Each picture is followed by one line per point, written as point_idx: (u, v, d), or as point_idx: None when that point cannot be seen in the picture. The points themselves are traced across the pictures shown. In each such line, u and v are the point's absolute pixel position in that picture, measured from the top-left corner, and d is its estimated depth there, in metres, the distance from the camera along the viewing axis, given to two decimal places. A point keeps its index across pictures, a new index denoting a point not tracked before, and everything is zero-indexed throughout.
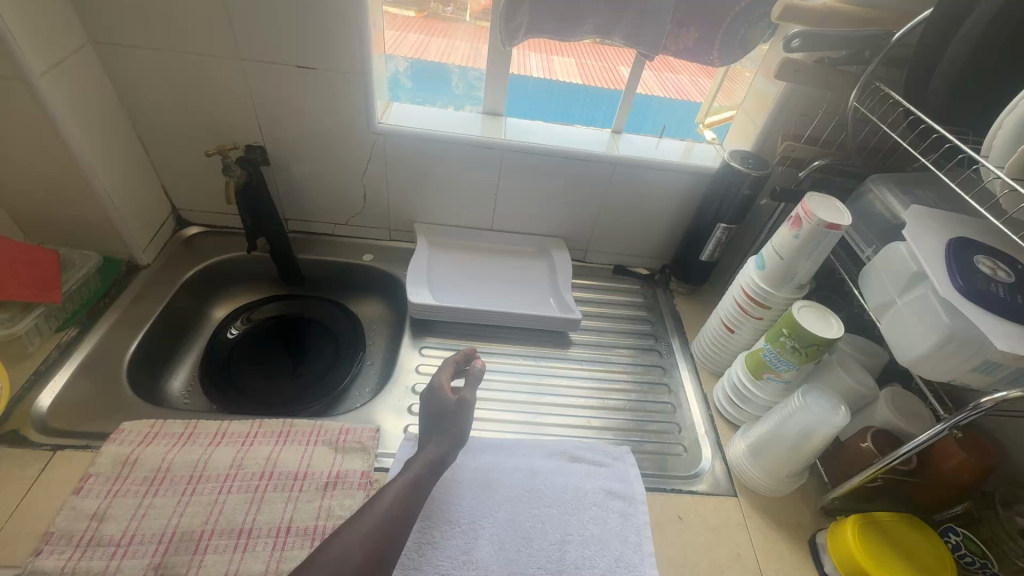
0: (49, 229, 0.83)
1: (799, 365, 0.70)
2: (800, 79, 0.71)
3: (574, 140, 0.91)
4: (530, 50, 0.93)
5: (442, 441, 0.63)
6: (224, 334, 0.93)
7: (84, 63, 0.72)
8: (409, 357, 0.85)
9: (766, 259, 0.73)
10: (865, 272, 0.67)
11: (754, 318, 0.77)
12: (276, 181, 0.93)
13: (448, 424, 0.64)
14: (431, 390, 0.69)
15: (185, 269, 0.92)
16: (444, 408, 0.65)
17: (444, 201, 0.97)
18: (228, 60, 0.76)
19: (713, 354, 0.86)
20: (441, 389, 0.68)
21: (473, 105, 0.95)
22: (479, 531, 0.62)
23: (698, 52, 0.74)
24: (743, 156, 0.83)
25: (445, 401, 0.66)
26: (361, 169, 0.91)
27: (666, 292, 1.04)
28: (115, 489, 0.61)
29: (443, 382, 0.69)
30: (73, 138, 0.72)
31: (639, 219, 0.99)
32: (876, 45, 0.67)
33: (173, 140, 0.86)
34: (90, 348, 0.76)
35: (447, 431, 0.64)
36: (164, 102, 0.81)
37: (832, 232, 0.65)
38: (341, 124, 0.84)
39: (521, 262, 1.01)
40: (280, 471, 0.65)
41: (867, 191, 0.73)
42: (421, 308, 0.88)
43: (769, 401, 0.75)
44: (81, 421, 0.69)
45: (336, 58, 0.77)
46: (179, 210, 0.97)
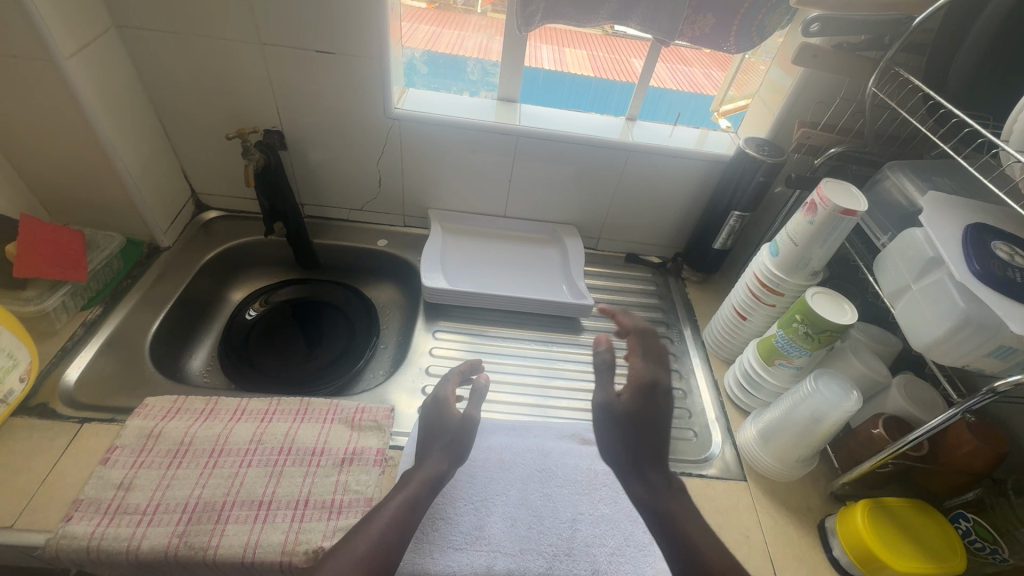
0: (73, 211, 0.85)
1: (811, 351, 0.70)
2: (818, 64, 0.70)
3: (588, 127, 0.91)
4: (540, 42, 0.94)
5: (444, 457, 0.63)
6: (242, 316, 0.96)
7: (108, 47, 0.74)
8: (422, 340, 0.87)
9: (780, 246, 0.73)
10: (880, 259, 0.66)
11: (766, 305, 0.77)
12: (292, 165, 0.94)
13: (450, 434, 0.66)
14: (435, 400, 0.71)
15: (204, 251, 0.94)
16: (449, 421, 0.67)
17: (458, 188, 0.97)
18: (247, 44, 0.77)
19: (725, 341, 0.87)
20: (445, 401, 0.70)
21: (489, 92, 0.96)
22: (492, 509, 0.64)
23: (714, 37, 0.73)
24: (759, 143, 0.83)
25: (449, 415, 0.68)
26: (376, 154, 0.92)
27: (678, 280, 1.04)
28: (140, 461, 0.63)
29: (445, 392, 0.71)
30: (98, 120, 0.73)
31: (652, 207, 0.99)
32: (896, 30, 0.67)
33: (193, 124, 0.87)
34: (113, 326, 0.78)
35: (452, 444, 0.65)
36: (185, 85, 0.82)
37: (848, 219, 0.64)
38: (357, 109, 0.85)
39: (533, 249, 1.02)
40: (298, 447, 0.67)
41: (884, 178, 0.73)
42: (435, 292, 0.89)
43: (781, 387, 0.75)
44: (107, 395, 0.71)
45: (353, 42, 0.77)
46: (198, 194, 0.98)
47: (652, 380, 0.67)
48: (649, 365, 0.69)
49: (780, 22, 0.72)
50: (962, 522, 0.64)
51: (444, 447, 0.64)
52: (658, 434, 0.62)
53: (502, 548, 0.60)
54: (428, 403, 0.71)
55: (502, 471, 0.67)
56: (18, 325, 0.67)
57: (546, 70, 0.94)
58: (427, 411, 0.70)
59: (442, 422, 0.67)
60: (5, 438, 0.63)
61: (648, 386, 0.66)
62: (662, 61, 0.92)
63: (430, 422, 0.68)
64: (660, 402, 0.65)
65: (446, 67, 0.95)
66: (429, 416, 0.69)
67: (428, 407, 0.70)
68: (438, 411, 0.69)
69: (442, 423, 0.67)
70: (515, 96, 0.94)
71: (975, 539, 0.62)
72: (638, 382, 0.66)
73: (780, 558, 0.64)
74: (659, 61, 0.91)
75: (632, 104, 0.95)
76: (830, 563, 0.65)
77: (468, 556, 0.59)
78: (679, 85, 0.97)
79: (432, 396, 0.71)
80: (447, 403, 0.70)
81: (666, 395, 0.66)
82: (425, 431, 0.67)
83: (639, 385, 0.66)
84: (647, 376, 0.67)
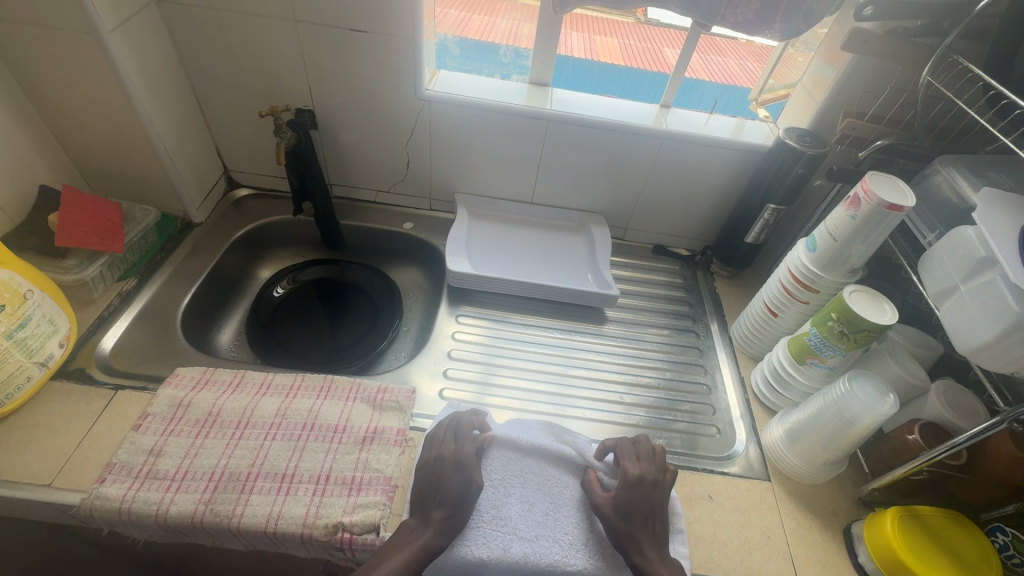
0: (112, 185, 0.87)
1: (846, 351, 0.67)
2: (869, 50, 0.67)
3: (622, 114, 0.89)
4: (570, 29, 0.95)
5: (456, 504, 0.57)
6: (270, 293, 0.97)
7: (149, 22, 0.75)
8: (445, 324, 0.87)
9: (819, 240, 0.70)
10: (925, 258, 0.63)
11: (799, 302, 0.75)
12: (322, 146, 0.95)
13: (464, 505, 0.58)
14: (453, 458, 0.61)
15: (234, 229, 0.96)
16: (470, 486, 0.60)
17: (486, 172, 0.96)
18: (282, 21, 0.78)
19: (753, 338, 0.84)
20: (468, 463, 0.61)
21: (520, 75, 0.93)
22: (509, 486, 0.62)
23: (757, 23, 0.72)
24: (799, 134, 0.80)
25: (471, 478, 0.60)
26: (406, 136, 0.91)
27: (706, 274, 1.01)
28: (171, 428, 0.65)
29: (463, 451, 0.62)
30: (137, 94, 0.75)
31: (684, 197, 0.96)
32: (956, 15, 0.62)
33: (227, 101, 0.88)
34: (148, 298, 0.81)
35: (464, 512, 0.58)
36: (221, 63, 0.83)
37: (892, 214, 0.62)
38: (389, 89, 0.85)
39: (559, 237, 1.01)
40: (321, 423, 0.68)
41: (934, 173, 0.69)
42: (459, 276, 0.89)
43: (810, 387, 0.73)
44: (139, 365, 0.73)
45: (386, 20, 0.77)
46: (230, 171, 1.00)
47: (642, 477, 0.61)
48: (641, 462, 0.62)
49: (830, 7, 0.72)
50: (999, 536, 0.60)
51: (450, 517, 0.57)
52: (646, 523, 0.58)
53: (517, 530, 0.59)
54: (443, 460, 0.61)
55: (519, 444, 0.65)
56: (57, 292, 0.69)
57: (577, 59, 0.92)
58: (441, 469, 0.60)
59: (462, 486, 0.59)
60: (44, 399, 0.66)
61: (634, 480, 0.60)
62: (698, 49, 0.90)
63: (448, 482, 0.59)
64: (651, 495, 0.60)
65: (478, 48, 0.93)
66: (449, 478, 0.60)
67: (442, 462, 0.61)
68: (456, 472, 0.60)
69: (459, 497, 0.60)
70: (546, 80, 0.92)
71: (1012, 554, 0.59)
72: (624, 477, 0.60)
73: (802, 561, 0.63)
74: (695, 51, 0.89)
75: (666, 91, 0.92)
76: (855, 568, 0.63)
77: (487, 540, 0.58)
78: (713, 76, 0.94)
79: (448, 452, 0.62)
80: (471, 466, 0.61)
81: (656, 486, 0.61)
82: (431, 494, 0.60)
83: (627, 479, 0.60)
84: (636, 470, 0.61)
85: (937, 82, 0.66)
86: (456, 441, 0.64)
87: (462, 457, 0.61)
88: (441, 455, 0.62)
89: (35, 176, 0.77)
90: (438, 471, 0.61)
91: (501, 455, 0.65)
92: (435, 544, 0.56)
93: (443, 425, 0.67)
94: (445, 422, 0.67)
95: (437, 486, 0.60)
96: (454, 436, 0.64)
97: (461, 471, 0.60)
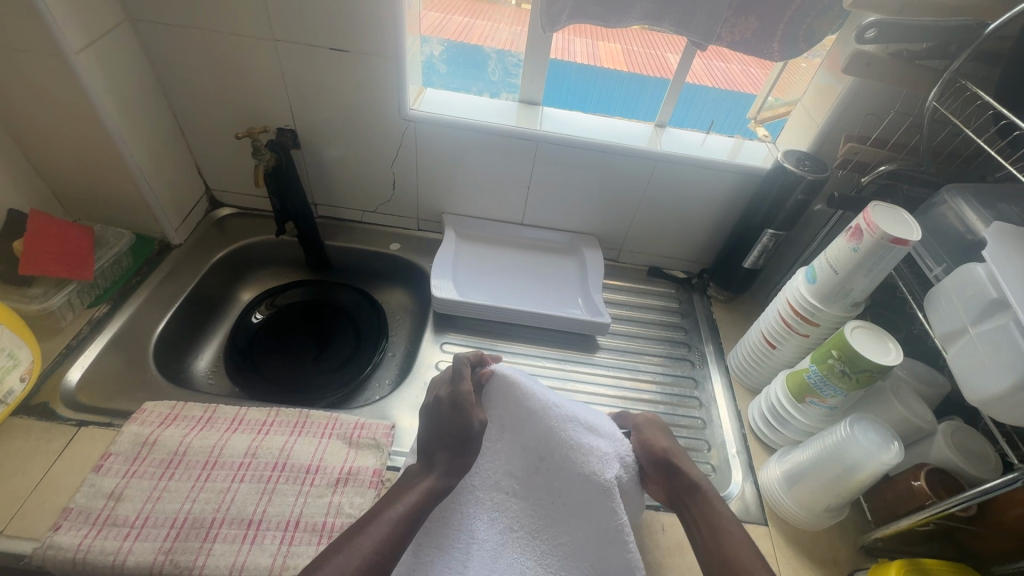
0: (87, 206, 0.84)
1: (847, 391, 0.64)
2: (872, 74, 0.63)
3: (615, 134, 0.85)
4: (573, 34, 0.83)
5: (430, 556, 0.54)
6: (247, 320, 0.92)
7: (122, 41, 0.73)
8: (429, 352, 0.83)
9: (818, 272, 0.67)
10: (932, 293, 0.59)
11: (798, 334, 0.71)
12: (306, 166, 0.92)
13: (467, 450, 0.58)
14: (451, 400, 0.60)
15: (215, 251, 0.93)
16: (470, 425, 0.58)
17: (475, 193, 0.93)
18: (261, 40, 0.75)
19: (750, 369, 0.80)
20: (469, 402, 0.59)
21: (510, 94, 0.90)
22: (506, 429, 0.61)
23: (756, 43, 0.71)
24: (799, 157, 0.77)
25: (470, 418, 0.59)
26: (391, 156, 0.89)
27: (702, 298, 0.98)
28: (133, 470, 0.61)
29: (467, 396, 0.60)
30: (107, 115, 0.72)
31: (680, 219, 0.93)
32: (964, 38, 0.58)
33: (207, 121, 0.86)
34: (119, 325, 0.77)
35: (466, 455, 0.57)
36: (200, 82, 0.81)
37: (896, 248, 0.58)
38: (373, 108, 0.82)
39: (550, 259, 0.97)
40: (293, 463, 0.64)
41: (940, 202, 0.66)
42: (445, 302, 0.85)
43: (810, 427, 0.69)
44: (106, 399, 0.70)
45: (368, 40, 0.74)
46: (212, 190, 0.97)
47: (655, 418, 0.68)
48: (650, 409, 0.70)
49: (832, 26, 0.69)
50: None
51: (453, 458, 0.57)
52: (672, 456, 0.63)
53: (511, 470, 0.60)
54: (441, 402, 0.60)
55: (518, 388, 0.62)
56: (20, 323, 0.67)
57: (581, 63, 0.85)
58: (439, 411, 0.59)
59: (461, 427, 0.58)
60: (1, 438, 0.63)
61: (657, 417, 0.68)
62: (700, 56, 0.82)
63: (445, 423, 0.58)
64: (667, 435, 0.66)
65: (465, 55, 0.87)
66: (447, 420, 0.58)
67: (441, 405, 0.59)
68: (453, 414, 0.58)
69: (434, 546, 0.56)
70: (537, 98, 0.88)
71: None
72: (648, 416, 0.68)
73: None
74: (699, 57, 0.82)
75: (662, 109, 0.88)
76: None
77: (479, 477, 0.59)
78: (716, 82, 0.87)
79: (446, 395, 0.60)
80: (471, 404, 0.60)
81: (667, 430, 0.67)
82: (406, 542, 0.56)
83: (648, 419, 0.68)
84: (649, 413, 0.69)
85: (943, 109, 0.63)
86: (454, 382, 0.62)
87: (459, 398, 0.59)
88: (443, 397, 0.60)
89: (2, 200, 0.74)
90: (442, 411, 0.59)
91: (500, 397, 0.62)
92: (441, 486, 0.55)
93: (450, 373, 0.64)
94: (448, 367, 0.66)
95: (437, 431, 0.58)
96: (456, 377, 0.62)
97: (458, 412, 0.58)
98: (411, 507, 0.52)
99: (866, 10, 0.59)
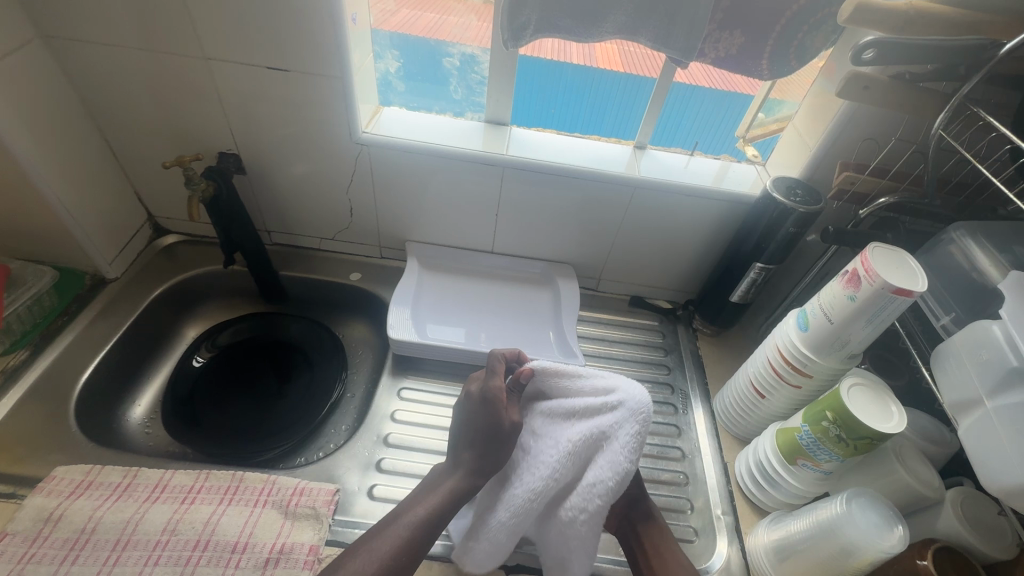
0: (8, 239, 0.77)
1: (844, 457, 0.56)
2: (869, 98, 0.56)
3: (589, 158, 0.78)
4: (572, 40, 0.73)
5: None
6: (188, 364, 0.84)
7: (32, 62, 0.65)
8: (385, 399, 0.76)
9: (811, 319, 0.59)
10: (939, 352, 0.52)
11: (789, 385, 0.64)
12: (254, 192, 0.84)
13: (497, 447, 0.59)
14: (481, 396, 0.61)
15: (156, 284, 0.85)
16: (500, 424, 0.59)
17: (440, 220, 0.86)
18: (191, 58, 0.68)
19: (738, 417, 0.73)
20: (499, 401, 0.60)
21: (475, 113, 0.82)
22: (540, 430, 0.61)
23: (741, 60, 0.64)
24: (789, 185, 0.69)
25: (498, 417, 0.60)
26: (346, 181, 0.81)
27: (688, 330, 0.91)
28: (31, 553, 0.54)
29: (498, 391, 0.61)
30: (15, 144, 0.64)
31: (662, 247, 0.86)
32: (975, 59, 0.51)
33: (142, 145, 0.78)
34: (37, 375, 0.70)
35: (493, 453, 0.59)
36: (129, 103, 0.73)
37: (900, 299, 0.51)
38: (322, 131, 0.75)
39: (522, 291, 0.90)
40: (218, 540, 0.57)
41: (948, 241, 0.59)
42: (403, 344, 0.77)
43: (803, 491, 0.62)
44: (12, 463, 0.62)
45: (310, 58, 0.67)
46: (156, 217, 0.90)
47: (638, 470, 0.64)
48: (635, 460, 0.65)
49: (825, 44, 0.62)
50: None
51: (480, 457, 0.59)
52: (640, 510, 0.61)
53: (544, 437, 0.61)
54: (473, 397, 0.62)
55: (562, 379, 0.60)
56: None
57: (577, 65, 0.74)
58: (470, 407, 0.61)
59: (491, 424, 0.59)
60: None
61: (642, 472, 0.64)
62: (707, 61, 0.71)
63: (473, 421, 0.60)
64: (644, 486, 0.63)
65: (426, 63, 0.78)
66: (476, 417, 0.60)
67: (471, 401, 0.62)
68: (485, 410, 0.60)
69: None
70: (505, 118, 0.81)
71: None
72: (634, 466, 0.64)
73: None
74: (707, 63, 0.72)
75: (641, 129, 0.80)
76: None
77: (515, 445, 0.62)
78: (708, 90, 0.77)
79: (481, 389, 0.62)
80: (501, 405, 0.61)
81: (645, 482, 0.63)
82: None
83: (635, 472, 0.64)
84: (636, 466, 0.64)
85: (950, 137, 0.55)
86: (487, 377, 0.64)
87: (491, 394, 0.61)
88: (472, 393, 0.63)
89: None
90: (472, 409, 0.61)
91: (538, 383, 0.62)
92: (465, 486, 0.58)
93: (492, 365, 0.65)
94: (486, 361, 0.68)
95: (470, 426, 0.60)
96: (491, 372, 0.64)
97: (488, 410, 0.60)
98: (432, 510, 0.56)
99: (864, 28, 0.52)
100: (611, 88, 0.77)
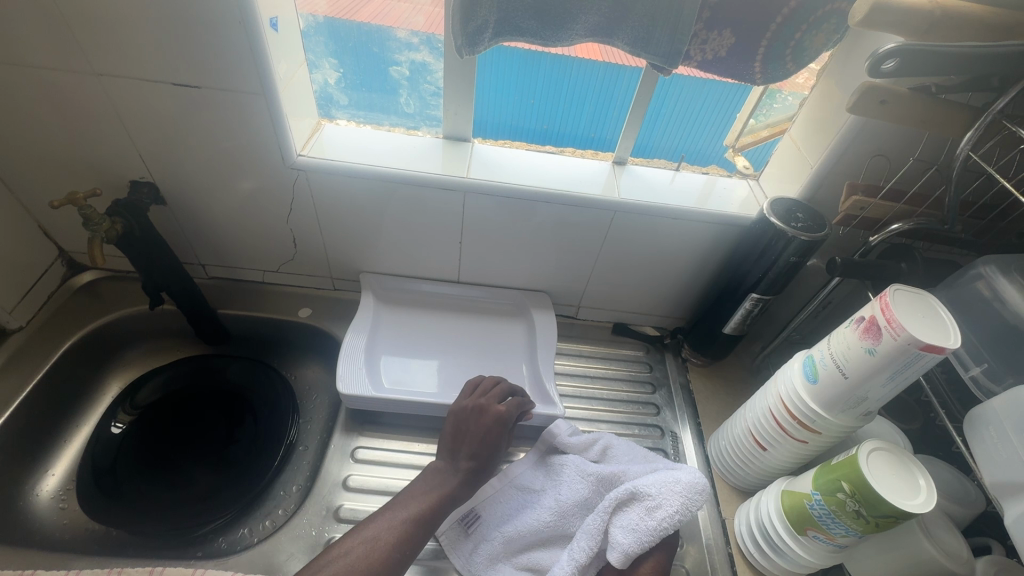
0: None
1: (862, 533, 0.49)
2: (887, 114, 0.48)
3: (564, 179, 0.69)
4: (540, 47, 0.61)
5: None
6: (104, 430, 0.72)
7: None
8: (337, 462, 0.66)
9: (820, 370, 0.51)
10: (976, 416, 0.44)
11: (795, 440, 0.56)
12: (180, 224, 0.73)
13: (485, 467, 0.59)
14: (495, 416, 0.61)
15: (69, 332, 0.74)
16: (496, 444, 0.60)
17: (398, 250, 0.76)
18: (79, 74, 0.56)
19: (735, 467, 0.65)
20: (505, 420, 0.61)
21: (431, 128, 0.72)
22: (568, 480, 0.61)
23: (734, 66, 0.55)
24: (787, 207, 0.61)
25: (500, 437, 0.61)
26: (285, 210, 0.71)
27: (677, 360, 0.83)
28: None
29: (500, 410, 0.62)
30: None
31: (647, 273, 0.77)
32: (1012, 67, 0.43)
33: (38, 175, 0.67)
34: None
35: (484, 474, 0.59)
36: (12, 127, 0.61)
37: (929, 355, 0.43)
38: (251, 155, 0.64)
39: (494, 325, 0.81)
40: None
41: (975, 277, 0.51)
42: (357, 398, 0.67)
43: (812, 562, 0.54)
44: None
45: (226, 72, 0.56)
46: (70, 252, 0.78)
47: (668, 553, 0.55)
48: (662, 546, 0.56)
49: (826, 45, 0.52)
50: None
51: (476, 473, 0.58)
52: None
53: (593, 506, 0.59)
54: (484, 413, 0.61)
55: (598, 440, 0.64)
56: None
57: (556, 55, 0.62)
58: (478, 418, 0.61)
59: (490, 439, 0.60)
60: None
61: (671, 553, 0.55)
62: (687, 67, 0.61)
63: (472, 433, 0.60)
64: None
65: (368, 70, 0.67)
66: (473, 432, 0.60)
67: (482, 413, 0.61)
68: (494, 427, 0.60)
69: None
70: (467, 133, 0.71)
71: None
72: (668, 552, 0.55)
73: None
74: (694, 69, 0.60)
75: (621, 142, 0.71)
76: None
77: (523, 484, 0.62)
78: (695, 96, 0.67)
79: (490, 405, 0.62)
80: (508, 427, 0.62)
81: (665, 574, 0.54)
82: None
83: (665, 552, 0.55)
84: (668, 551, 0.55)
85: (979, 158, 0.47)
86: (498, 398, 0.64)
87: (504, 416, 0.61)
88: (465, 407, 0.62)
89: None
90: (465, 419, 0.61)
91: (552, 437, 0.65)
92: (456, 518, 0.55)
93: (505, 387, 0.66)
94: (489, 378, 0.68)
95: (465, 434, 0.60)
96: (500, 394, 0.64)
97: (495, 428, 0.61)
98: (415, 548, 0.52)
99: (882, 31, 0.43)
100: (585, 92, 0.67)
